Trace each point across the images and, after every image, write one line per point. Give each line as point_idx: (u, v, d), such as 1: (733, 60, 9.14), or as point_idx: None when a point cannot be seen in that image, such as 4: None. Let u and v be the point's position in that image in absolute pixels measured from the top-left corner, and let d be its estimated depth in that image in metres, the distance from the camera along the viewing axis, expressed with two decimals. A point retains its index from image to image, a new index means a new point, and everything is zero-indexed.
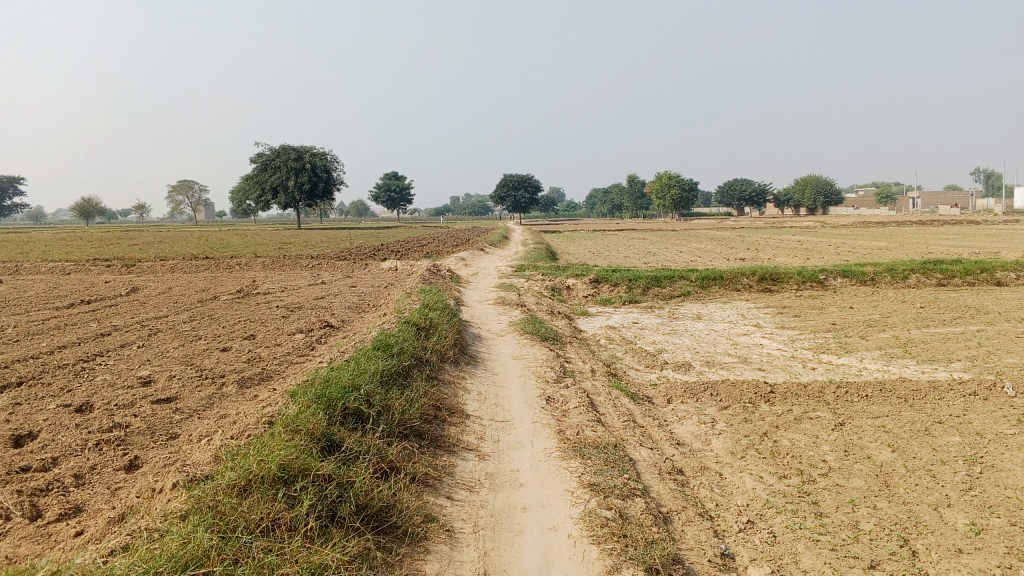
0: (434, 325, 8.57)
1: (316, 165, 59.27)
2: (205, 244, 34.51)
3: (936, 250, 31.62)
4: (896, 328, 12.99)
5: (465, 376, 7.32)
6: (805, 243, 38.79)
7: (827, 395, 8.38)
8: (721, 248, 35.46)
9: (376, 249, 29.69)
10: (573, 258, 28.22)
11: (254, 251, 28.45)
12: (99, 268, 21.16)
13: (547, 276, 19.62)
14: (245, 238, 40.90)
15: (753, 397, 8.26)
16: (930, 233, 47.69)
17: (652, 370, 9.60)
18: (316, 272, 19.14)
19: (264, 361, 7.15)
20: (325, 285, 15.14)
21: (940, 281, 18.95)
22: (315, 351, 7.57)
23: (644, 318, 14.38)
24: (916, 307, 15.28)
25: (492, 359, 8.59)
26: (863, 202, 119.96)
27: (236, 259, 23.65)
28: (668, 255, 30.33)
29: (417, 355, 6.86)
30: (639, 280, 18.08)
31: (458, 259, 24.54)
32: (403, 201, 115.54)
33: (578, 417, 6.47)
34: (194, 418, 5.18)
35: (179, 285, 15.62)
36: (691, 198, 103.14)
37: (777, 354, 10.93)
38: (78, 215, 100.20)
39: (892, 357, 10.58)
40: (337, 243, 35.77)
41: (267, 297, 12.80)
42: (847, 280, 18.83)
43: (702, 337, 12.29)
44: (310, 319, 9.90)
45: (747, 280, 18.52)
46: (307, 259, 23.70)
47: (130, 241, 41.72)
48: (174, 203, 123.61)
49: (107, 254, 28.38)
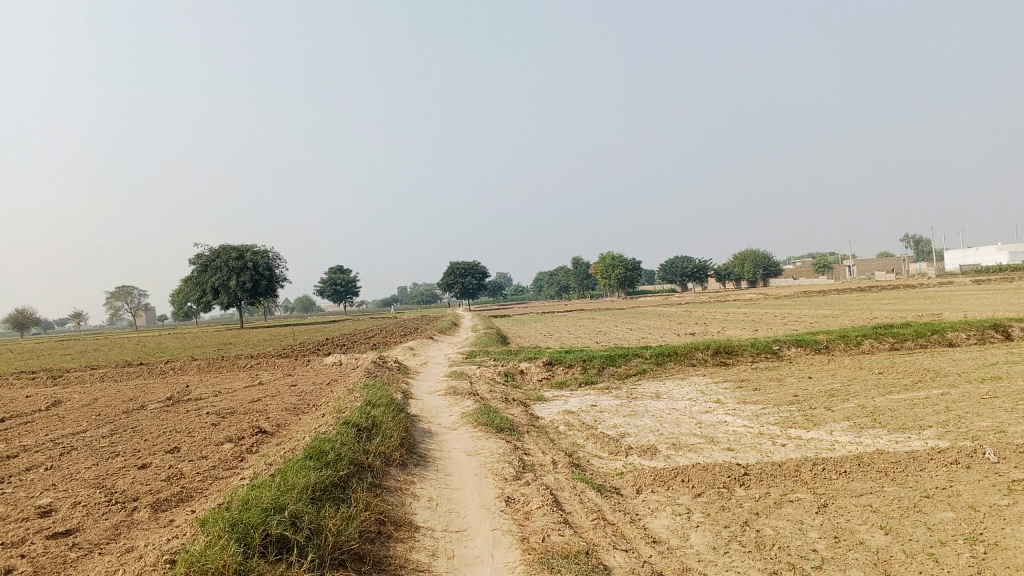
0: (378, 423, 7.87)
1: (259, 263, 58.30)
2: (141, 350, 33.17)
3: (881, 315, 31.97)
4: (860, 396, 12.64)
5: (413, 481, 6.60)
6: (753, 315, 39.02)
7: (805, 474, 7.84)
8: (671, 323, 35.42)
9: (320, 344, 28.82)
10: (523, 341, 27.68)
11: (192, 354, 27.31)
12: (22, 382, 19.85)
13: (499, 362, 19.00)
14: (184, 342, 39.58)
15: (727, 481, 7.69)
16: (871, 298, 48.62)
17: (616, 457, 8.98)
18: (256, 372, 18.22)
19: (186, 478, 6.36)
20: (263, 385, 14.28)
21: (893, 345, 18.86)
22: (245, 463, 6.81)
23: (602, 400, 13.82)
24: (875, 373, 15.04)
25: (444, 457, 7.89)
26: (802, 272, 122.77)
27: (172, 363, 22.55)
28: (619, 334, 30.04)
29: (358, 461, 6.16)
30: (593, 360, 17.61)
31: (405, 349, 23.81)
32: (349, 294, 114.54)
33: (542, 519, 5.81)
34: (93, 555, 4.40)
35: (106, 395, 14.57)
36: (636, 277, 104.20)
37: (744, 432, 10.40)
38: (10, 326, 96.67)
39: (861, 427, 10.13)
40: (280, 340, 34.79)
41: (199, 403, 11.89)
42: (802, 349, 18.62)
43: (664, 418, 11.73)
44: (243, 424, 9.09)
45: (702, 355, 18.18)
46: (246, 359, 22.70)
47: (61, 350, 39.96)
48: (113, 309, 120.42)
49: (34, 366, 26.94)
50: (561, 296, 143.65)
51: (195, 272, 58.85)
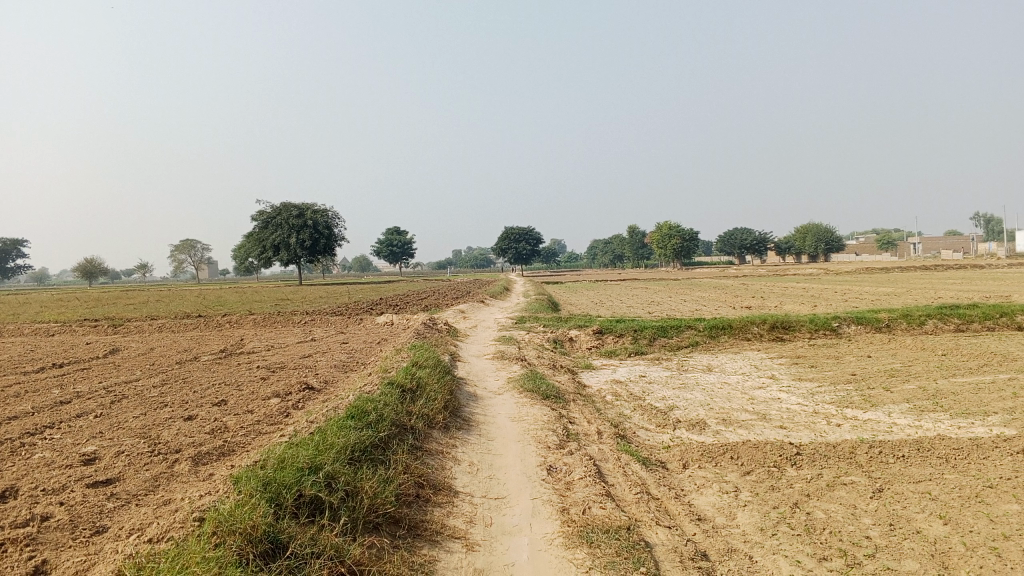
0: (422, 386, 7.78)
1: (317, 222, 58.97)
2: (200, 303, 33.86)
3: (947, 295, 30.96)
4: (921, 378, 12.18)
5: (455, 445, 6.51)
6: (812, 290, 38.17)
7: (860, 457, 7.54)
8: (727, 296, 34.83)
9: (374, 304, 29.02)
10: (575, 308, 27.45)
11: (249, 308, 27.77)
12: (85, 329, 20.40)
13: (549, 328, 18.85)
14: (242, 296, 40.33)
15: (778, 461, 7.44)
16: (936, 277, 47.10)
17: (664, 430, 8.77)
18: (307, 328, 18.41)
19: (229, 432, 6.36)
20: (314, 342, 14.37)
21: (959, 327, 18.18)
22: (288, 420, 6.80)
23: (652, 371, 13.58)
24: (938, 354, 14.50)
25: (487, 422, 7.77)
26: (865, 248, 119.69)
27: (228, 317, 22.96)
28: (673, 304, 29.60)
29: (399, 423, 6.08)
30: (645, 330, 17.34)
31: (456, 312, 23.80)
32: (405, 255, 115.43)
33: (584, 491, 5.66)
34: (130, 506, 4.40)
35: (161, 345, 14.84)
36: (692, 247, 102.81)
37: (797, 410, 10.08)
38: (79, 275, 99.93)
39: (922, 411, 9.74)
40: (334, 297, 35.14)
41: (250, 357, 12.01)
42: (862, 327, 18.07)
43: (715, 392, 11.46)
44: (290, 380, 9.11)
45: (757, 329, 17.76)
46: (300, 315, 22.98)
47: (125, 300, 41.10)
48: (176, 262, 123.48)
49: (98, 314, 27.72)
50: (615, 264, 142.55)
51: (255, 229, 59.82)
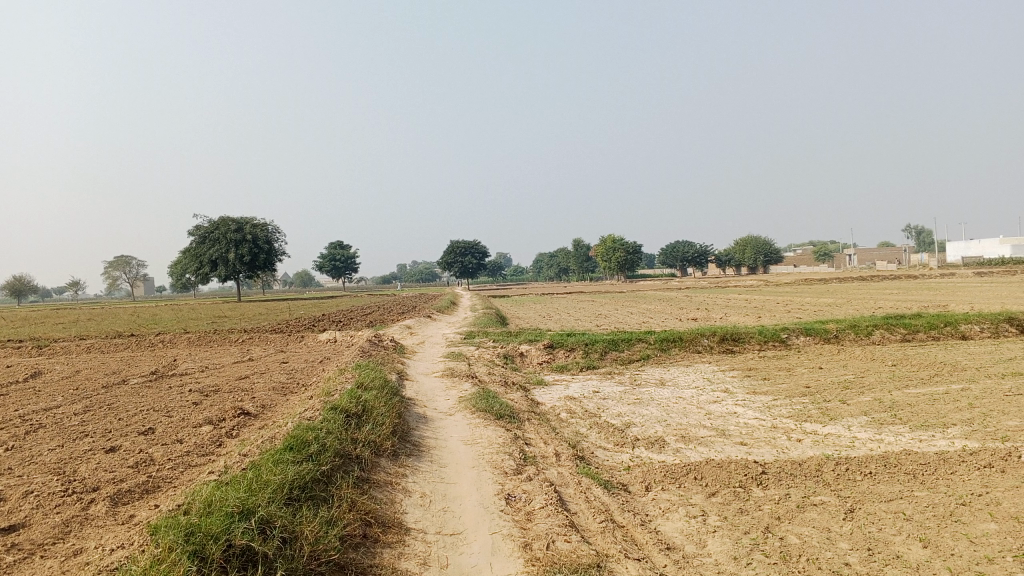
0: (368, 410, 7.27)
1: (257, 237, 57.65)
2: (134, 321, 32.57)
3: (886, 305, 31.55)
4: (875, 389, 12.07)
5: (405, 474, 6.03)
6: (756, 301, 38.52)
7: (827, 475, 7.27)
8: (673, 308, 34.88)
9: (316, 320, 28.20)
10: (522, 322, 27.09)
11: (185, 327, 26.73)
12: (7, 351, 19.25)
13: (498, 343, 18.44)
14: (177, 313, 38.97)
15: (744, 481, 7.12)
16: (873, 288, 48.10)
17: (623, 449, 8.40)
18: (246, 347, 17.63)
19: (155, 466, 5.76)
20: (252, 362, 13.68)
21: (905, 336, 18.30)
22: (222, 450, 6.24)
23: (606, 386, 13.24)
24: (888, 364, 14.50)
25: (439, 447, 7.29)
26: (803, 260, 122.31)
27: (161, 336, 21.98)
28: (620, 317, 29.47)
29: (344, 453, 5.59)
30: (595, 344, 17.06)
31: (402, 327, 23.22)
32: (348, 270, 113.96)
33: (546, 522, 5.23)
34: (33, 559, 3.82)
35: (88, 367, 13.96)
36: (636, 260, 103.56)
37: (756, 425, 9.83)
38: (7, 293, 96.21)
39: (881, 424, 9.57)
40: (274, 314, 34.08)
41: (183, 379, 11.30)
42: (811, 338, 18.06)
43: (671, 407, 11.18)
44: (224, 405, 8.49)
45: (708, 341, 17.61)
46: (239, 333, 22.15)
47: (52, 319, 39.35)
48: (111, 278, 119.94)
49: (23, 334, 26.37)
50: (560, 277, 143.10)
51: (192, 245, 58.27)
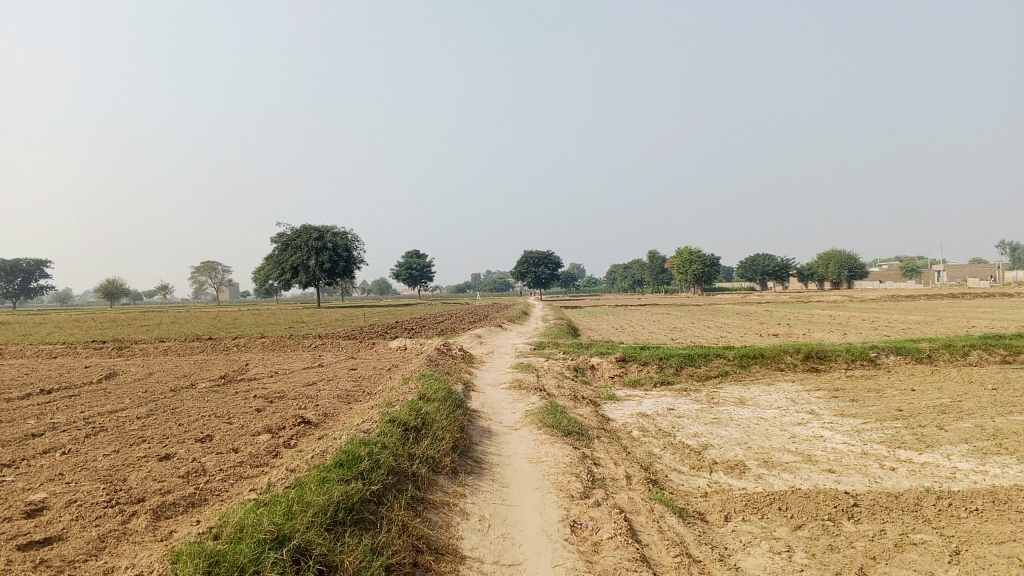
0: (428, 423, 6.93)
1: (337, 244, 58.56)
2: (215, 324, 33.26)
3: (980, 323, 29.85)
4: (975, 415, 11.16)
5: (464, 494, 5.65)
6: (840, 318, 36.98)
7: (926, 510, 6.59)
8: (753, 323, 33.83)
9: (389, 327, 28.19)
10: (595, 334, 26.56)
11: (262, 332, 27.05)
12: (89, 351, 19.69)
13: (569, 355, 17.98)
14: (257, 318, 39.68)
15: (833, 513, 6.52)
16: (967, 306, 45.81)
17: (699, 473, 7.87)
18: (317, 354, 17.59)
19: (205, 477, 5.53)
20: (320, 368, 13.56)
21: (1005, 358, 17.09)
22: (275, 462, 5.98)
23: (681, 403, 12.65)
24: (988, 388, 13.50)
25: (503, 465, 6.90)
26: (889, 275, 117.95)
27: (237, 340, 22.20)
28: (696, 331, 28.70)
29: (398, 471, 5.25)
30: (671, 359, 16.45)
31: (473, 336, 22.95)
32: (424, 278, 114.98)
33: (615, 555, 4.77)
34: None
35: (162, 370, 14.06)
36: (714, 272, 101.54)
37: (844, 450, 9.15)
38: (102, 295, 100.18)
39: (986, 454, 8.76)
40: (349, 321, 34.32)
41: (250, 384, 11.20)
42: (902, 357, 17.04)
43: (752, 428, 10.55)
44: (286, 413, 8.27)
45: (791, 359, 16.80)
46: (312, 339, 22.22)
47: (139, 321, 40.59)
48: (197, 283, 123.89)
49: (108, 335, 27.09)
50: (635, 289, 141.56)
51: (275, 252, 59.55)
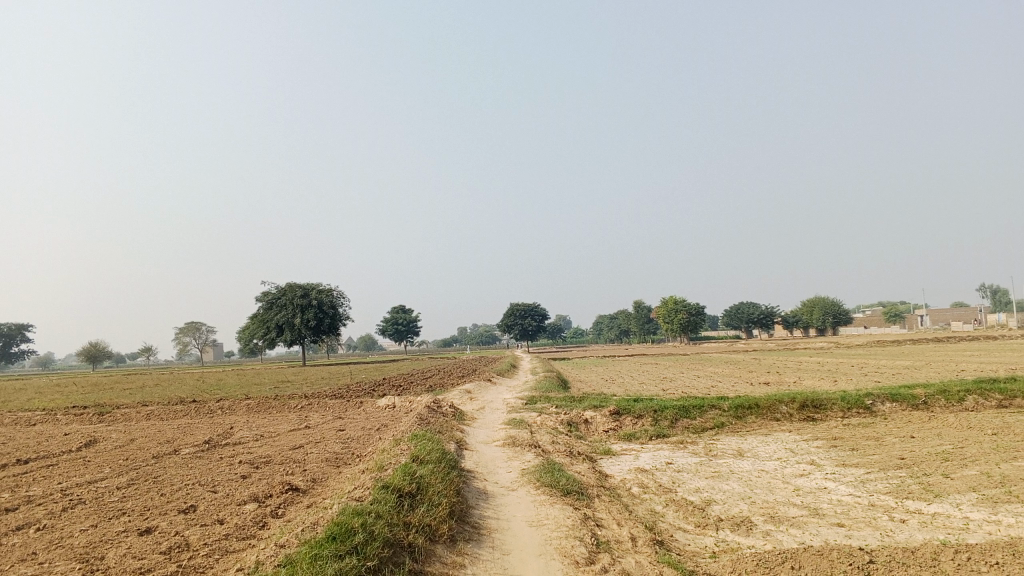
0: (423, 488, 6.63)
1: (322, 302, 58.14)
2: (198, 387, 32.67)
3: (971, 368, 29.73)
4: (980, 462, 10.92)
5: (463, 565, 5.35)
6: (830, 365, 36.80)
7: (945, 565, 6.32)
8: (744, 372, 33.57)
9: (376, 385, 27.75)
10: (585, 387, 26.21)
11: (246, 392, 26.56)
12: (69, 418, 19.15)
13: (562, 409, 17.65)
14: (241, 379, 39.07)
15: (849, 571, 6.24)
16: (954, 350, 45.89)
17: (705, 532, 7.57)
18: (304, 414, 17.18)
19: (189, 552, 5.21)
20: (308, 430, 13.17)
21: (1002, 403, 16.91)
22: (263, 534, 5.66)
23: (679, 457, 12.35)
24: (989, 433, 13.28)
25: (502, 530, 6.59)
26: (873, 320, 118.44)
27: (221, 402, 21.70)
28: (687, 381, 28.42)
29: (394, 543, 4.96)
30: (665, 411, 16.17)
31: (463, 392, 22.57)
32: (410, 334, 114.40)
33: None
34: None
35: (144, 435, 13.63)
36: (700, 321, 101.62)
37: (851, 503, 8.86)
38: (84, 358, 98.87)
39: (997, 503, 8.51)
40: (336, 379, 33.79)
41: (235, 449, 10.83)
42: (898, 404, 16.83)
43: (754, 482, 10.26)
44: (273, 480, 7.93)
45: (786, 408, 16.55)
46: (298, 399, 21.77)
47: (120, 384, 39.84)
48: (181, 344, 122.72)
49: (88, 400, 26.49)
50: (622, 340, 141.36)
51: (259, 311, 59.09)
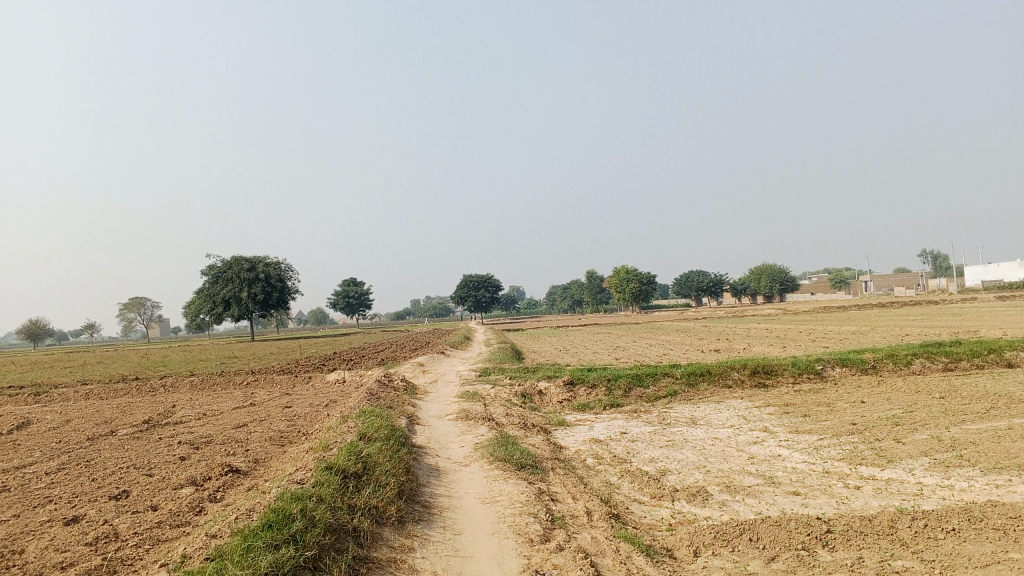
0: (370, 467, 6.35)
1: (270, 275, 56.92)
2: (142, 364, 31.75)
3: (914, 331, 30.37)
4: (930, 426, 11.01)
5: (413, 547, 5.10)
6: (779, 331, 37.35)
7: (902, 533, 6.26)
8: (695, 339, 33.87)
9: (326, 359, 27.27)
10: (538, 357, 26.07)
11: (191, 369, 25.85)
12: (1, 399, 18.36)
13: (515, 380, 17.48)
14: (186, 355, 38.13)
15: (807, 542, 6.15)
16: (897, 314, 46.92)
17: (661, 503, 7.43)
18: (250, 391, 16.69)
19: (117, 544, 4.85)
20: (253, 408, 12.75)
21: (947, 366, 17.19)
22: (198, 521, 5.33)
23: (633, 427, 12.24)
24: (936, 397, 13.46)
25: (455, 509, 6.34)
26: (820, 287, 120.77)
27: (163, 380, 21.05)
28: (640, 350, 28.51)
29: (336, 529, 4.67)
30: (619, 380, 16.08)
31: (414, 365, 22.27)
32: (362, 307, 113.37)
33: None
34: None
35: (80, 416, 13.06)
36: (651, 291, 102.55)
37: (806, 470, 8.81)
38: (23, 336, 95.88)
39: (949, 467, 8.53)
40: (285, 354, 33.13)
41: (175, 429, 10.39)
42: (847, 369, 17.00)
43: (709, 450, 10.18)
44: (212, 461, 7.56)
45: (738, 375, 16.60)
46: (244, 375, 21.22)
47: (59, 363, 38.55)
48: (125, 320, 119.91)
49: (24, 380, 25.55)
50: (575, 310, 142.15)
51: (205, 285, 57.85)
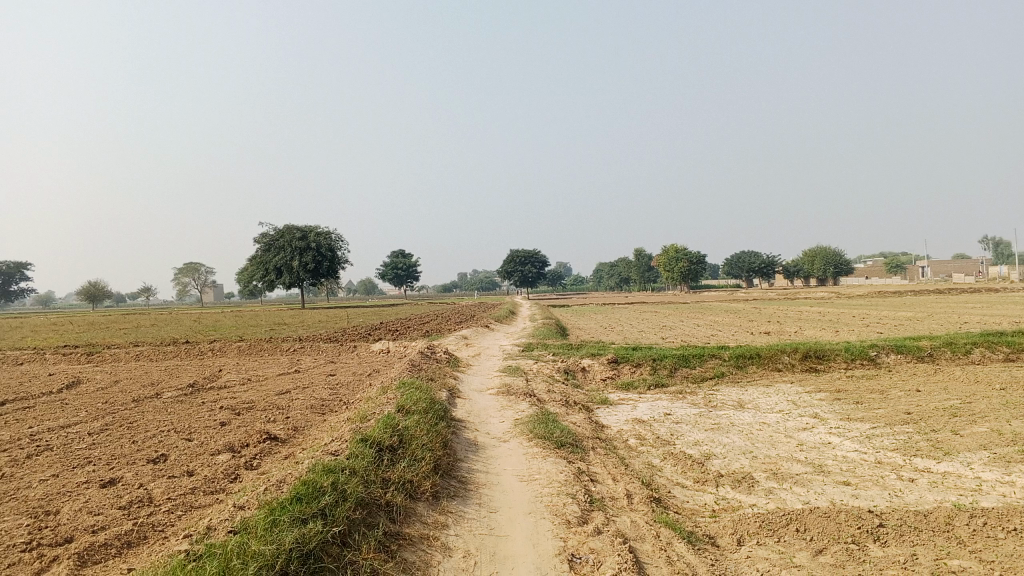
0: (407, 441, 6.23)
1: (320, 244, 57.40)
2: (194, 328, 32.32)
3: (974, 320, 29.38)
4: (989, 418, 10.56)
5: (446, 525, 4.98)
6: (831, 315, 36.52)
7: (959, 531, 5.95)
8: (745, 321, 33.27)
9: (372, 329, 27.39)
10: (583, 334, 25.84)
11: (240, 334, 26.18)
12: (56, 358, 18.81)
13: (559, 357, 17.32)
14: (236, 320, 38.73)
15: (857, 535, 5.88)
16: (956, 301, 45.55)
17: (704, 488, 7.20)
18: (295, 358, 16.79)
19: (149, 509, 4.81)
20: (296, 375, 12.78)
21: (1009, 356, 16.54)
22: (232, 489, 5.27)
23: (678, 408, 11.98)
24: (996, 388, 12.94)
25: (492, 486, 6.20)
26: (875, 271, 117.99)
27: (212, 344, 21.31)
28: (687, 330, 28.09)
29: (368, 503, 4.56)
30: (665, 360, 15.80)
31: (459, 338, 22.21)
32: (410, 279, 114.09)
33: None
34: None
35: (129, 378, 13.25)
36: (701, 270, 101.28)
37: (857, 460, 8.50)
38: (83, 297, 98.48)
39: (1010, 462, 8.14)
40: (332, 323, 33.42)
41: (219, 393, 10.44)
42: (903, 356, 16.46)
43: (756, 435, 9.89)
44: (251, 428, 7.52)
45: (789, 359, 16.19)
46: (291, 342, 21.40)
47: (114, 324, 39.47)
48: (180, 285, 122.46)
49: (80, 340, 26.16)
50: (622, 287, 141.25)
51: (257, 253, 58.65)
